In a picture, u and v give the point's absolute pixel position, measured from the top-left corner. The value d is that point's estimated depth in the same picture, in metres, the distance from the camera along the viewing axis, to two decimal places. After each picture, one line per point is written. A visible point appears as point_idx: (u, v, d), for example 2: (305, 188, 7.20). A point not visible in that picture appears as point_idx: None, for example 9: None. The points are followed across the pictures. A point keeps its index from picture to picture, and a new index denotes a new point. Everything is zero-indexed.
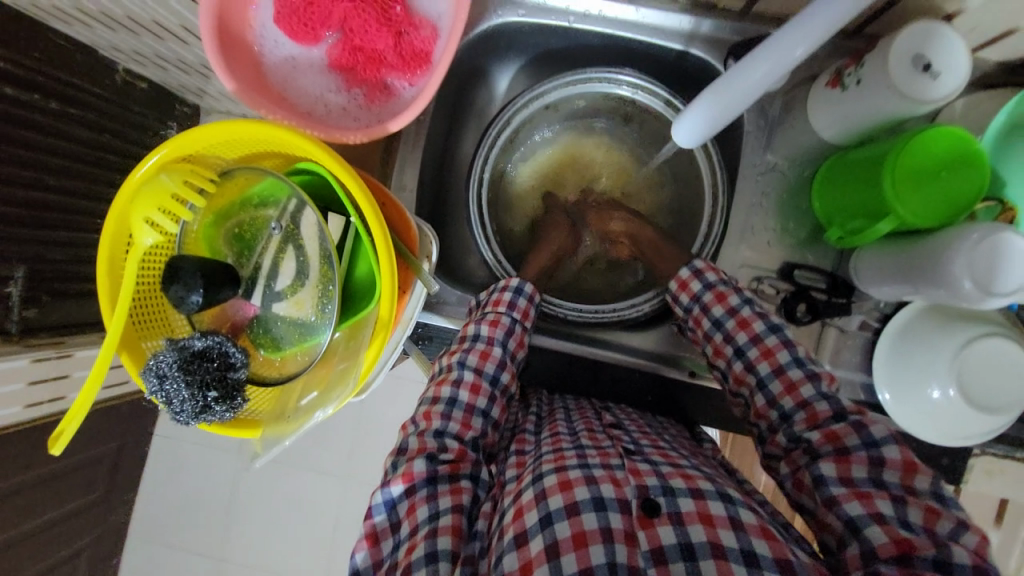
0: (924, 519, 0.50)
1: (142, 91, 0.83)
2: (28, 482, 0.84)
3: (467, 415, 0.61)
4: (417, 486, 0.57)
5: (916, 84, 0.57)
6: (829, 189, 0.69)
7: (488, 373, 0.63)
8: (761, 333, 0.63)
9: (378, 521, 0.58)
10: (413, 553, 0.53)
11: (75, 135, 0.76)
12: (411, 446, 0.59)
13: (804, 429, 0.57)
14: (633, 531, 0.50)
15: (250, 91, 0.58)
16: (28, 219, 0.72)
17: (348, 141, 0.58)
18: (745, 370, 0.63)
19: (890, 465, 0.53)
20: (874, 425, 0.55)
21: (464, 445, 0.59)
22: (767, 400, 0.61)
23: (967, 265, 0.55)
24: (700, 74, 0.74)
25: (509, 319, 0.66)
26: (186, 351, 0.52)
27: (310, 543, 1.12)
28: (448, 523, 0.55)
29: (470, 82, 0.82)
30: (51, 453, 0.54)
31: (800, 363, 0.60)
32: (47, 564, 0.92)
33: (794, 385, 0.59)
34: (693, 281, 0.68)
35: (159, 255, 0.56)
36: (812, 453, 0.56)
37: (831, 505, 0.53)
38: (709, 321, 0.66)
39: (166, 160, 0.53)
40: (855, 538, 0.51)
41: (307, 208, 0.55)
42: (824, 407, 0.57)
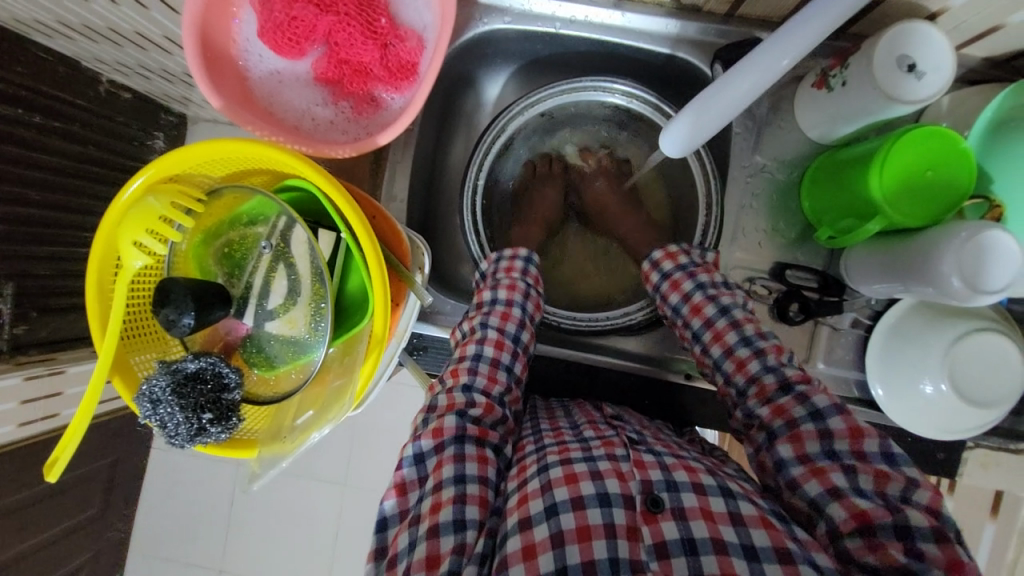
0: (875, 484, 0.50)
1: (125, 101, 0.82)
2: (26, 499, 0.83)
3: (492, 370, 0.62)
4: (445, 443, 0.56)
5: (899, 84, 0.58)
6: (818, 189, 0.70)
7: (509, 333, 0.64)
8: (711, 317, 0.63)
9: (406, 473, 0.57)
10: (440, 514, 0.52)
11: (55, 147, 0.74)
12: (440, 403, 0.59)
13: (757, 405, 0.57)
14: (636, 526, 0.50)
15: (236, 106, 0.57)
16: (17, 236, 0.71)
17: (337, 155, 0.58)
18: (703, 354, 0.64)
19: (837, 435, 0.53)
20: (818, 395, 0.55)
21: (491, 401, 0.60)
22: (724, 380, 0.61)
23: (955, 263, 0.56)
24: (687, 77, 0.74)
25: (525, 284, 0.68)
26: (179, 374, 0.51)
27: (310, 551, 1.13)
28: (476, 490, 0.54)
29: (459, 88, 0.82)
30: (45, 481, 0.54)
31: (748, 341, 0.61)
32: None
33: (743, 362, 0.60)
34: (652, 273, 0.70)
35: (148, 278, 0.55)
36: (766, 430, 0.56)
37: (794, 488, 0.53)
38: (669, 308, 0.68)
39: (153, 181, 0.52)
40: (819, 515, 0.51)
41: (297, 225, 0.55)
42: (771, 380, 0.57)
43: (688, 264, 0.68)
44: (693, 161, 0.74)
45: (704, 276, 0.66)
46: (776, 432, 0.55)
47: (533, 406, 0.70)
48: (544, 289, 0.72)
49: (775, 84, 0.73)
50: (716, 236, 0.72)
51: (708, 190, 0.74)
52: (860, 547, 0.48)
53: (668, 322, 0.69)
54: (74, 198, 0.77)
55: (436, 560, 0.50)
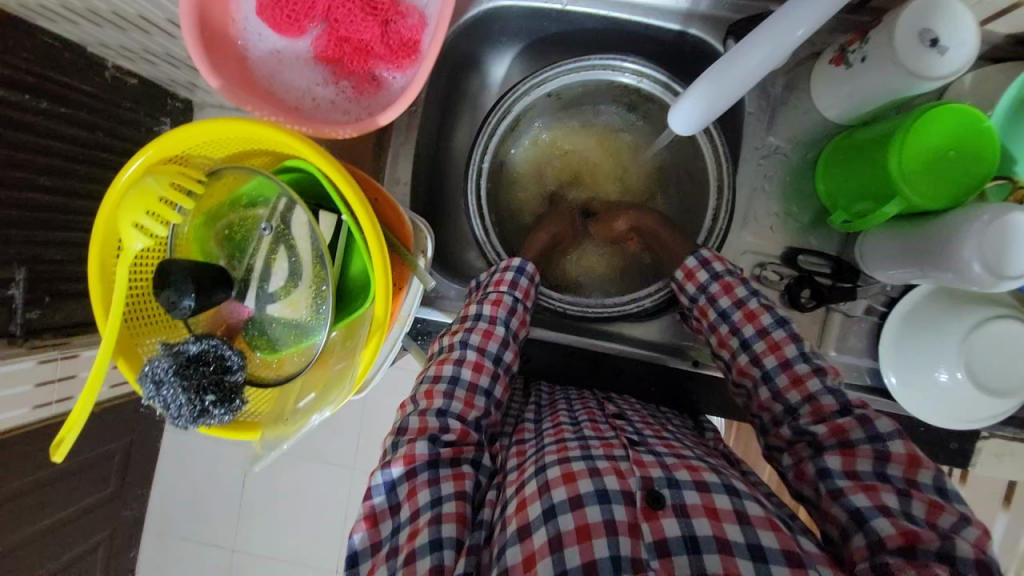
0: (927, 513, 0.49)
1: (132, 87, 0.81)
2: (46, 478, 0.86)
3: (469, 393, 0.61)
4: (418, 469, 0.56)
5: (922, 60, 0.55)
6: (833, 170, 0.67)
7: (490, 353, 0.63)
8: (767, 326, 0.62)
9: (377, 502, 0.57)
10: (417, 539, 0.52)
11: (63, 133, 0.73)
12: (412, 426, 0.59)
13: (810, 422, 0.56)
14: (637, 523, 0.49)
15: (235, 87, 0.56)
16: (24, 221, 0.71)
17: (338, 136, 0.56)
18: (750, 363, 0.62)
19: (894, 459, 0.52)
20: (880, 419, 0.54)
21: (466, 426, 0.59)
22: (771, 393, 0.60)
23: (977, 246, 0.54)
24: (699, 55, 0.72)
25: (512, 299, 0.66)
26: (181, 356, 0.51)
27: (321, 534, 1.16)
28: (453, 511, 0.54)
29: (464, 69, 0.80)
30: (52, 460, 0.54)
31: (807, 358, 0.59)
32: (68, 558, 0.95)
33: (800, 378, 0.58)
34: (699, 271, 0.67)
35: (150, 259, 0.55)
36: (816, 445, 0.55)
37: (836, 497, 0.52)
38: (715, 312, 0.65)
39: (152, 162, 0.52)
40: (860, 529, 0.49)
41: (297, 207, 0.54)
42: (829, 401, 0.56)
43: (734, 270, 0.66)
44: (704, 142, 0.72)
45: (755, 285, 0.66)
46: (826, 447, 0.55)
47: (537, 399, 0.70)
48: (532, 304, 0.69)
49: (790, 62, 0.70)
50: (727, 219, 0.71)
51: (719, 171, 0.71)
52: (902, 564, 0.46)
53: (709, 328, 0.66)
54: (79, 183, 0.77)
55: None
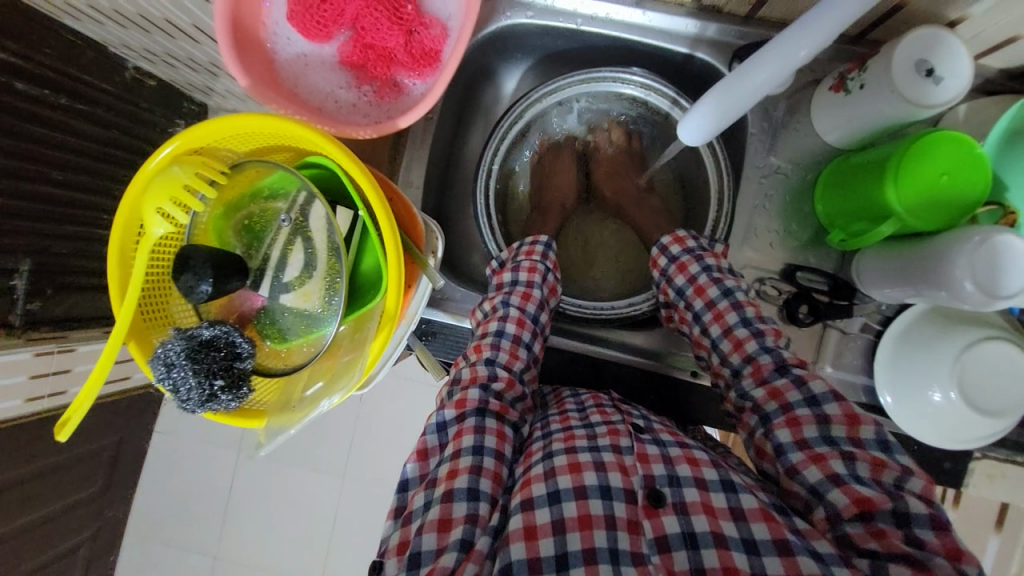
0: (872, 472, 0.49)
1: (151, 88, 0.83)
2: (44, 468, 0.87)
3: (514, 347, 0.62)
4: (468, 414, 0.57)
5: (918, 88, 0.59)
6: (831, 191, 0.70)
7: (530, 313, 0.64)
8: (715, 299, 0.63)
9: (429, 438, 0.59)
10: (456, 481, 0.53)
11: (80, 130, 0.75)
12: (465, 375, 0.61)
13: (751, 386, 0.58)
14: (637, 520, 0.50)
15: (263, 86, 0.59)
16: (32, 213, 0.71)
17: (359, 136, 0.59)
18: (702, 333, 0.64)
19: (833, 420, 0.53)
20: (815, 381, 0.55)
21: (512, 376, 0.61)
22: (720, 359, 0.62)
23: (968, 266, 0.56)
24: (705, 77, 0.76)
25: (544, 267, 0.68)
26: (194, 340, 0.52)
27: (309, 538, 1.16)
28: (492, 465, 0.55)
29: (478, 82, 0.83)
30: (57, 440, 0.54)
31: (748, 322, 0.61)
32: (49, 556, 0.95)
33: (740, 342, 0.60)
34: (660, 256, 0.70)
35: (169, 246, 0.56)
36: (759, 413, 0.56)
37: (793, 475, 0.52)
38: (673, 290, 0.68)
39: (180, 152, 0.54)
40: (820, 502, 0.50)
41: (317, 201, 0.56)
42: (766, 360, 0.58)
43: (695, 248, 0.68)
44: (707, 155, 0.74)
45: (711, 261, 0.66)
46: (771, 416, 0.55)
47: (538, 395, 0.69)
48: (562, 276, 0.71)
49: (792, 87, 0.74)
50: (726, 231, 0.73)
51: (720, 182, 0.74)
52: (862, 534, 0.47)
53: (671, 305, 0.69)
54: (93, 179, 0.78)
55: (448, 522, 0.50)
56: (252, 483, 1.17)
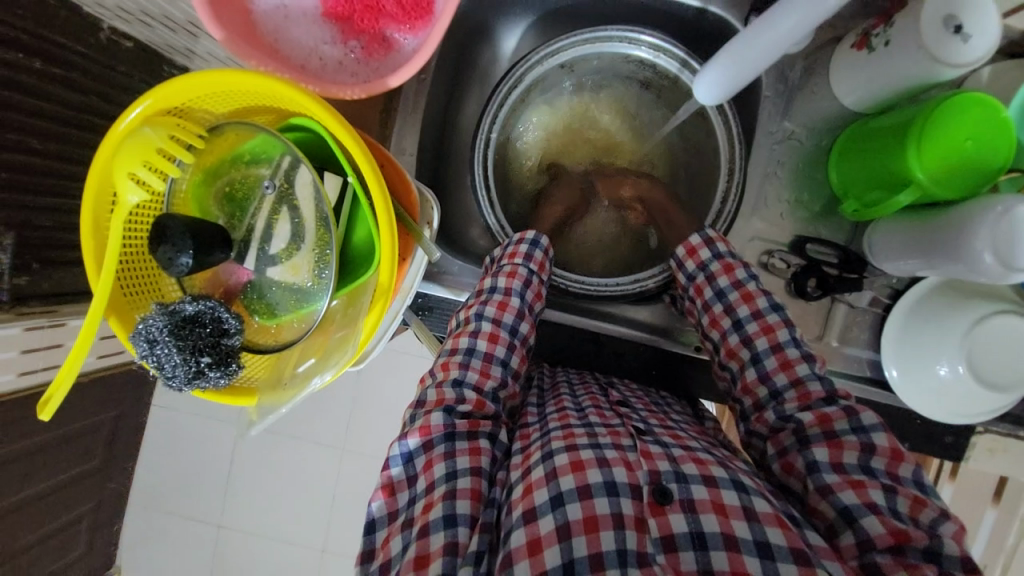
0: (910, 509, 0.49)
1: (127, 51, 0.73)
2: (41, 443, 0.85)
3: (485, 364, 0.60)
4: (435, 441, 0.56)
5: (947, 46, 0.54)
6: (848, 159, 0.66)
7: (506, 324, 0.62)
8: (763, 309, 0.62)
9: (395, 472, 0.57)
10: (431, 513, 0.52)
11: (57, 96, 0.68)
12: (429, 399, 0.59)
13: (795, 408, 0.56)
14: (643, 517, 0.49)
15: (240, 40, 0.53)
16: (16, 183, 0.66)
17: (347, 97, 0.55)
18: (741, 344, 0.62)
19: (878, 451, 0.52)
20: (864, 412, 0.55)
21: (482, 397, 0.59)
22: (758, 375, 0.60)
23: (989, 237, 0.54)
24: (718, 34, 0.71)
25: (527, 270, 0.66)
26: (176, 317, 0.49)
27: (309, 511, 1.18)
28: (467, 485, 0.53)
29: (475, 39, 0.78)
30: (40, 418, 0.52)
31: (798, 343, 0.60)
32: (61, 522, 0.96)
33: (789, 362, 0.58)
34: (703, 248, 0.66)
35: (146, 214, 0.53)
36: (800, 434, 0.55)
37: (825, 493, 0.51)
38: (711, 290, 0.65)
39: (151, 112, 0.49)
40: (849, 526, 0.49)
41: (302, 165, 0.52)
42: (816, 387, 0.57)
43: (737, 254, 0.66)
44: (717, 121, 0.71)
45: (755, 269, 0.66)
46: (812, 438, 0.54)
47: (539, 383, 0.69)
48: (548, 278, 0.69)
49: (810, 45, 0.69)
50: (736, 203, 0.70)
51: (731, 154, 0.71)
52: (892, 564, 0.47)
53: (702, 308, 0.66)
54: (73, 148, 0.72)
55: (425, 559, 0.49)
56: (252, 455, 1.18)
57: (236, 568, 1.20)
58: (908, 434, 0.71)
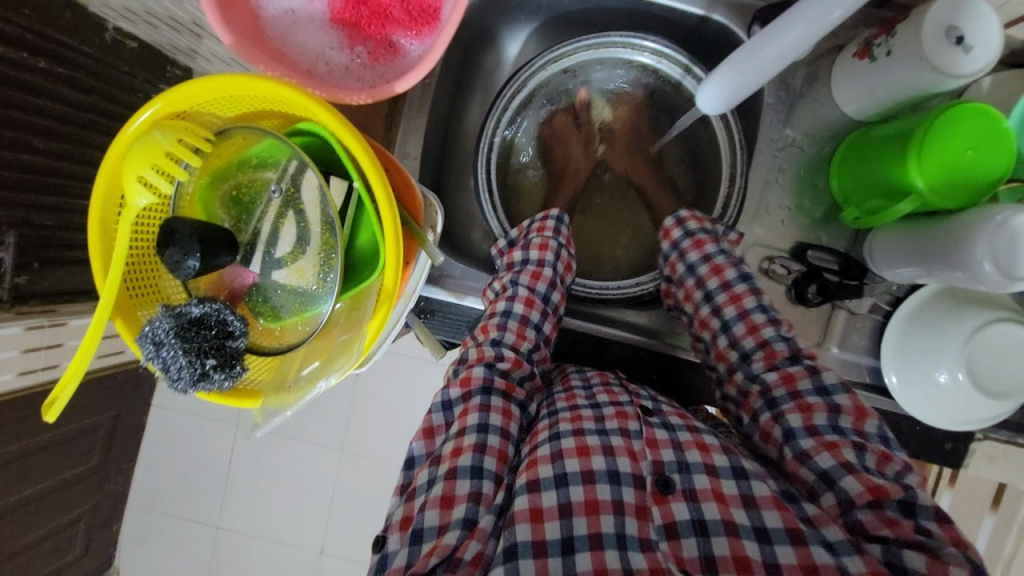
0: (878, 463, 0.50)
1: (133, 51, 0.74)
2: (42, 443, 0.86)
3: (521, 326, 0.61)
4: (473, 392, 0.56)
5: (948, 56, 0.55)
6: (849, 168, 0.67)
7: (540, 292, 0.63)
8: (732, 280, 0.64)
9: (435, 417, 0.58)
10: (460, 459, 0.52)
11: (64, 95, 0.69)
12: (472, 354, 0.60)
13: (763, 369, 0.58)
14: (646, 506, 0.50)
15: (248, 44, 0.54)
16: (21, 183, 0.67)
17: (352, 102, 0.55)
18: (712, 314, 0.63)
19: (844, 411, 0.54)
20: (827, 373, 0.56)
21: (519, 355, 0.60)
22: (728, 342, 0.61)
23: (989, 247, 0.54)
24: (720, 43, 0.71)
25: (557, 244, 0.67)
26: (183, 318, 0.50)
27: (307, 511, 1.18)
28: (496, 446, 0.54)
29: (479, 44, 0.79)
30: (45, 421, 0.52)
31: (765, 309, 0.61)
32: (59, 521, 0.96)
33: (756, 327, 0.60)
34: (676, 229, 0.69)
35: (153, 217, 0.53)
36: (767, 397, 0.56)
37: (803, 459, 0.51)
38: (683, 266, 0.67)
39: (160, 116, 0.50)
40: (830, 488, 0.50)
41: (308, 170, 0.52)
42: (782, 346, 0.58)
43: (713, 230, 0.67)
44: (720, 128, 0.71)
45: (727, 245, 0.66)
46: (779, 401, 0.55)
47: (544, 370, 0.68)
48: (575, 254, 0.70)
49: (811, 54, 0.70)
50: (737, 211, 0.70)
51: (733, 162, 0.71)
52: (874, 521, 0.47)
53: (677, 281, 0.68)
54: (82, 149, 0.73)
55: (451, 500, 0.50)
56: (251, 456, 1.18)
57: (234, 569, 1.20)
58: (907, 440, 0.71)
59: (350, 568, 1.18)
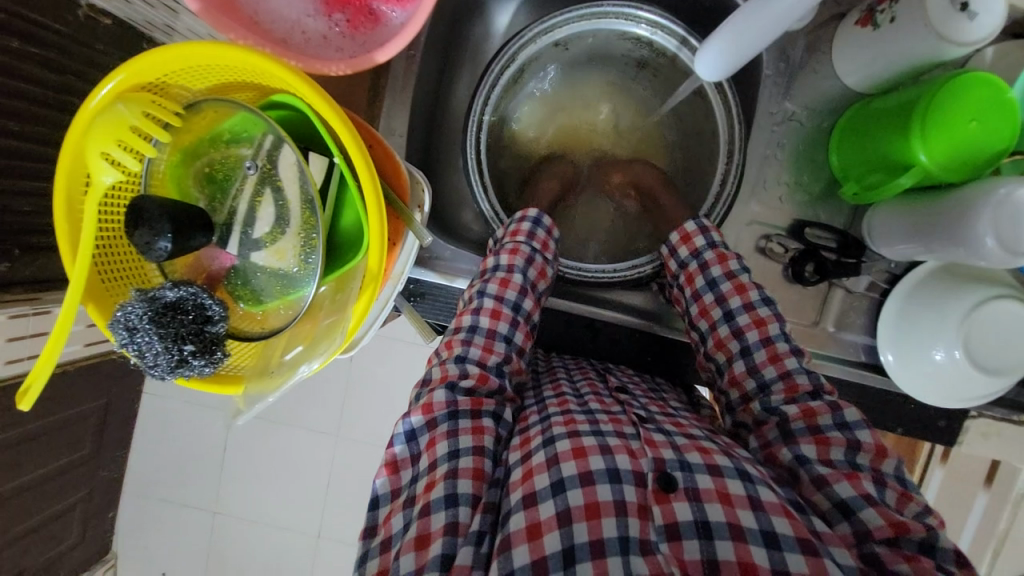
0: (898, 502, 0.49)
1: (107, 28, 0.71)
2: (33, 432, 0.84)
3: (489, 340, 0.59)
4: (438, 419, 0.55)
5: (952, 24, 0.53)
6: (848, 141, 0.65)
7: (508, 301, 0.61)
8: (754, 302, 0.61)
9: (398, 450, 0.57)
10: (433, 492, 0.51)
11: (36, 77, 0.64)
12: (434, 376, 0.58)
13: (781, 400, 0.56)
14: (647, 505, 0.48)
15: (216, 11, 0.50)
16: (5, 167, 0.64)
17: (330, 73, 0.52)
18: (730, 335, 0.61)
19: (864, 448, 0.52)
20: (847, 408, 0.54)
21: (485, 371, 0.58)
22: (747, 367, 0.59)
23: (992, 221, 0.53)
24: (717, 10, 0.68)
25: (529, 248, 0.65)
26: (157, 303, 0.48)
27: (302, 498, 1.18)
28: (470, 465, 0.52)
29: (467, 14, 0.75)
30: (20, 408, 0.50)
31: (787, 337, 0.59)
32: (55, 511, 0.95)
33: (778, 355, 0.58)
34: (699, 236, 0.65)
35: (122, 195, 0.50)
36: (784, 427, 0.54)
37: (820, 485, 0.50)
38: (704, 279, 0.63)
39: (123, 89, 0.47)
40: (847, 519, 0.48)
41: (286, 145, 0.50)
42: (804, 381, 0.56)
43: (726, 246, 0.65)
44: (716, 98, 0.69)
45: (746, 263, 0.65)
46: (796, 432, 0.54)
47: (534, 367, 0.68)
48: (553, 256, 0.67)
49: (812, 22, 0.67)
50: (735, 188, 0.68)
51: (730, 136, 0.69)
52: (891, 554, 0.46)
53: (690, 296, 0.65)
54: (54, 132, 0.69)
55: (426, 539, 0.49)
56: (244, 443, 1.17)
57: (232, 555, 1.20)
58: (903, 419, 0.71)
59: (349, 552, 1.18)
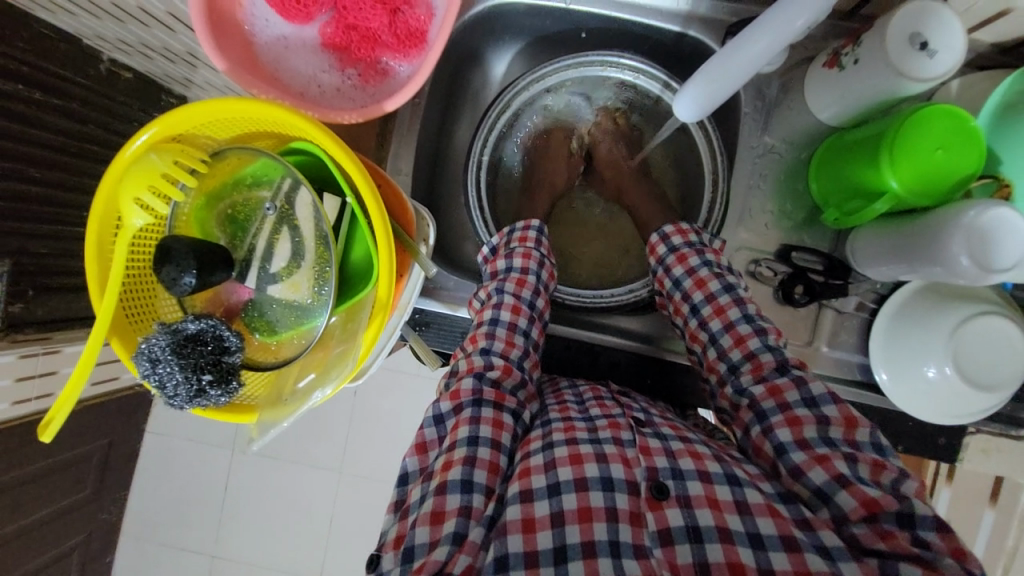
0: (872, 474, 0.50)
1: (127, 81, 0.76)
2: (34, 473, 0.85)
3: (510, 334, 0.62)
4: (464, 406, 0.57)
5: (910, 61, 0.58)
6: (825, 170, 0.69)
7: (525, 299, 0.64)
8: (715, 291, 0.63)
9: (427, 432, 0.58)
10: (450, 473, 0.52)
11: (49, 122, 0.69)
12: (461, 367, 0.60)
13: (751, 381, 0.57)
14: (640, 512, 0.50)
15: (242, 70, 0.56)
16: (21, 213, 0.68)
17: (343, 121, 0.57)
18: (699, 327, 0.63)
19: (833, 422, 0.53)
20: (814, 382, 0.56)
21: (509, 363, 0.60)
22: (717, 354, 0.61)
23: (964, 242, 0.56)
24: (696, 57, 0.75)
25: (539, 254, 0.68)
26: (179, 335, 0.50)
27: (305, 536, 1.16)
28: (487, 457, 0.54)
29: (466, 65, 0.82)
30: (42, 441, 0.51)
31: (750, 319, 0.61)
32: (51, 557, 0.94)
33: (743, 338, 0.60)
34: (660, 245, 0.69)
35: (149, 237, 0.54)
36: (755, 410, 0.56)
37: (797, 476, 0.52)
38: (671, 281, 0.67)
39: (157, 139, 0.51)
40: (825, 504, 0.50)
41: (302, 187, 0.54)
42: (769, 358, 0.58)
43: (696, 243, 0.68)
44: (698, 134, 0.75)
45: (711, 255, 0.66)
46: (769, 414, 0.55)
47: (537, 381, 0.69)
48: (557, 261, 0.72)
49: (784, 65, 0.73)
50: (722, 211, 0.73)
51: (714, 165, 0.74)
52: (870, 535, 0.48)
53: (665, 295, 0.68)
54: (73, 176, 0.74)
55: (440, 515, 0.50)
56: (248, 481, 1.17)
57: None
58: (902, 436, 0.72)
59: None
